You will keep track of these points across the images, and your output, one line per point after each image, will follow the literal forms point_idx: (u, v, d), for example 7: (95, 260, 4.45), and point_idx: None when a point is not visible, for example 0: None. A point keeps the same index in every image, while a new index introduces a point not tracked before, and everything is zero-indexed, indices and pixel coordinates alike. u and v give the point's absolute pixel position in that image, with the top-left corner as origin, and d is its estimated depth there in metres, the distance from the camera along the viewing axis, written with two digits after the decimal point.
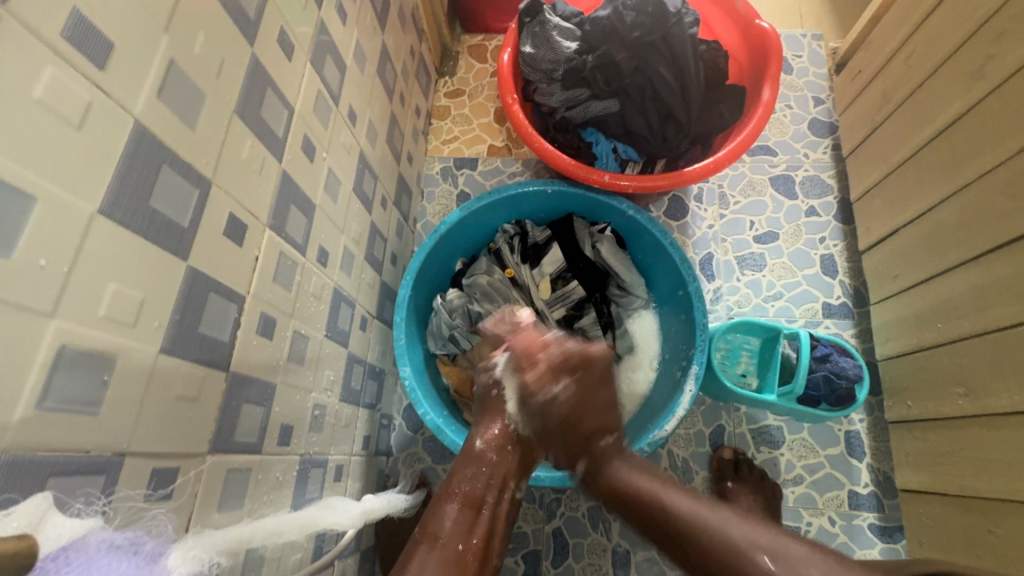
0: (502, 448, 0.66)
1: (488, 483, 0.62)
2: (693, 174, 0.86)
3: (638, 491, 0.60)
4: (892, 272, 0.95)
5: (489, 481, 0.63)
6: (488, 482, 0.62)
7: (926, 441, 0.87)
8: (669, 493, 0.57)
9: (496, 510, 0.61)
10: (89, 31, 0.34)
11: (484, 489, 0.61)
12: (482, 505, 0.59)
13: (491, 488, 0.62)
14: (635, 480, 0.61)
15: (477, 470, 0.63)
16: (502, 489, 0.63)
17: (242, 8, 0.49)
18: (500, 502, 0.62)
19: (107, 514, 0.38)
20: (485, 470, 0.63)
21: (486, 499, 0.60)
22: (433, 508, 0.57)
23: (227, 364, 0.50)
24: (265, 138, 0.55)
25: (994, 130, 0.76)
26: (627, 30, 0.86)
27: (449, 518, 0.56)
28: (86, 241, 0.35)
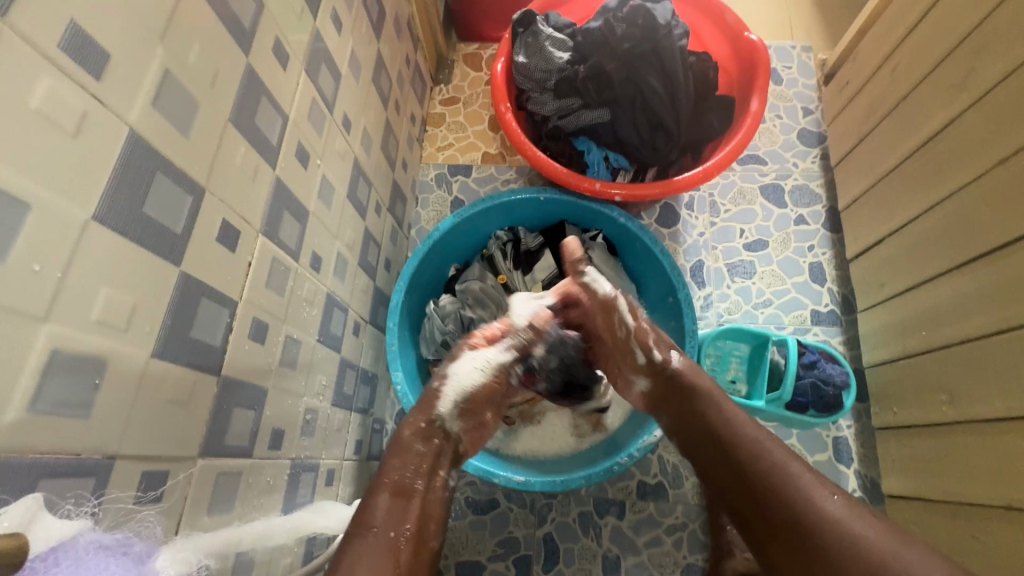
0: (429, 437, 0.68)
1: (418, 471, 0.63)
2: (683, 182, 0.88)
3: (720, 411, 0.66)
4: (878, 280, 0.97)
5: (418, 468, 0.64)
6: (420, 468, 0.64)
7: (912, 448, 0.88)
8: (747, 424, 0.64)
9: (427, 496, 0.63)
10: (86, 42, 0.35)
11: (415, 476, 0.63)
12: (411, 493, 0.61)
13: (422, 474, 0.64)
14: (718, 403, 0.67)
15: (407, 458, 0.64)
16: (433, 474, 0.66)
17: (237, 19, 0.51)
18: (433, 487, 0.64)
19: (96, 516, 0.38)
20: (415, 458, 0.65)
21: (417, 486, 0.62)
22: (365, 499, 0.59)
23: (218, 368, 0.50)
24: (259, 145, 0.56)
25: (975, 142, 0.78)
26: (617, 41, 0.88)
27: (381, 508, 0.58)
28: (79, 247, 0.36)
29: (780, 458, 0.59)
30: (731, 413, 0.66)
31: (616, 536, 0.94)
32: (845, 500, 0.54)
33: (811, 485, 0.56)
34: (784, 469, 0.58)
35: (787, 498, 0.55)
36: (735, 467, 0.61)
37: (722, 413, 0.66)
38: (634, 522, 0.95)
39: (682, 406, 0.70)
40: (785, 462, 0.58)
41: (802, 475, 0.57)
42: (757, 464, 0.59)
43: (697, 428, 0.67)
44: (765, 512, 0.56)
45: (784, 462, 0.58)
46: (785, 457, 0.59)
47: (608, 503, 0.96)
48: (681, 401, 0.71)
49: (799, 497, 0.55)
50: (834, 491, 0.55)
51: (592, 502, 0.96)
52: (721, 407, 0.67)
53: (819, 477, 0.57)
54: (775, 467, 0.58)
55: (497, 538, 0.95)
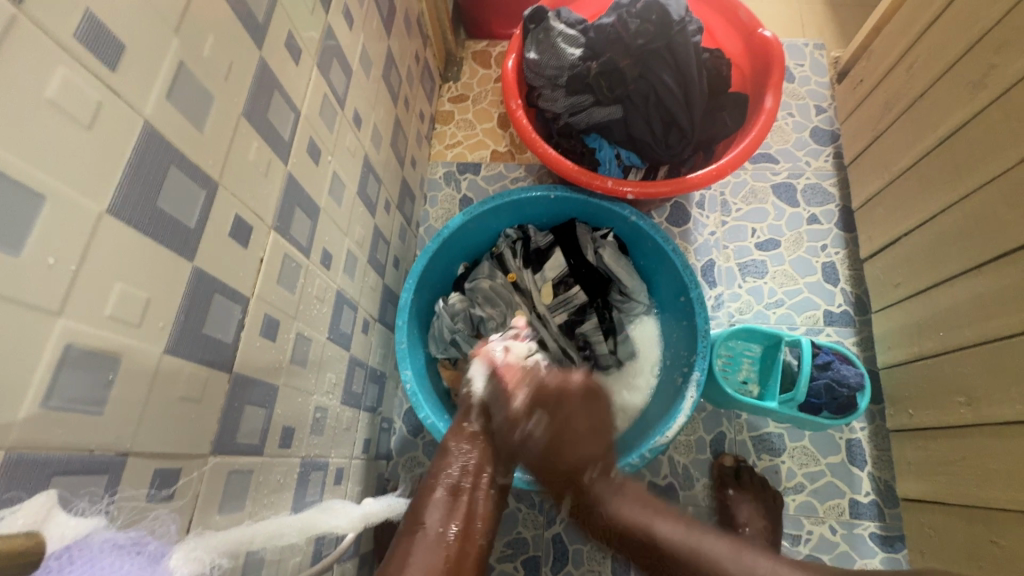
0: (475, 438, 0.74)
1: (463, 471, 0.69)
2: (696, 181, 0.86)
3: (627, 519, 0.64)
4: (894, 280, 0.95)
5: (464, 468, 0.69)
6: (467, 468, 0.69)
7: (928, 451, 0.87)
8: (653, 521, 0.62)
9: (474, 494, 0.67)
10: (101, 32, 0.35)
11: (462, 477, 0.68)
12: (460, 492, 0.66)
13: (468, 473, 0.69)
14: (622, 512, 0.65)
15: (453, 458, 0.71)
16: (480, 474, 0.70)
17: (251, 12, 0.50)
18: (479, 486, 0.68)
19: (111, 513, 0.38)
20: (464, 458, 0.71)
21: (463, 484, 0.67)
22: (422, 498, 0.64)
23: (230, 365, 0.50)
24: (271, 141, 0.55)
25: (996, 141, 0.76)
26: (631, 38, 0.87)
27: (432, 506, 0.63)
28: (93, 240, 0.35)
29: (700, 542, 0.58)
30: (634, 516, 0.64)
31: None
32: (774, 572, 0.54)
33: (745, 565, 0.55)
34: (713, 559, 0.56)
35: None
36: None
37: (623, 523, 0.63)
38: None
39: (602, 527, 0.67)
40: (709, 549, 0.57)
41: (728, 558, 0.56)
42: (682, 565, 0.57)
43: (623, 549, 0.63)
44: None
45: (705, 551, 0.57)
46: (703, 541, 0.58)
47: None
48: (601, 527, 0.67)
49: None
50: (767, 564, 0.55)
51: None
52: (623, 514, 0.64)
53: (743, 552, 0.56)
54: (698, 558, 0.57)
55: (505, 538, 0.94)
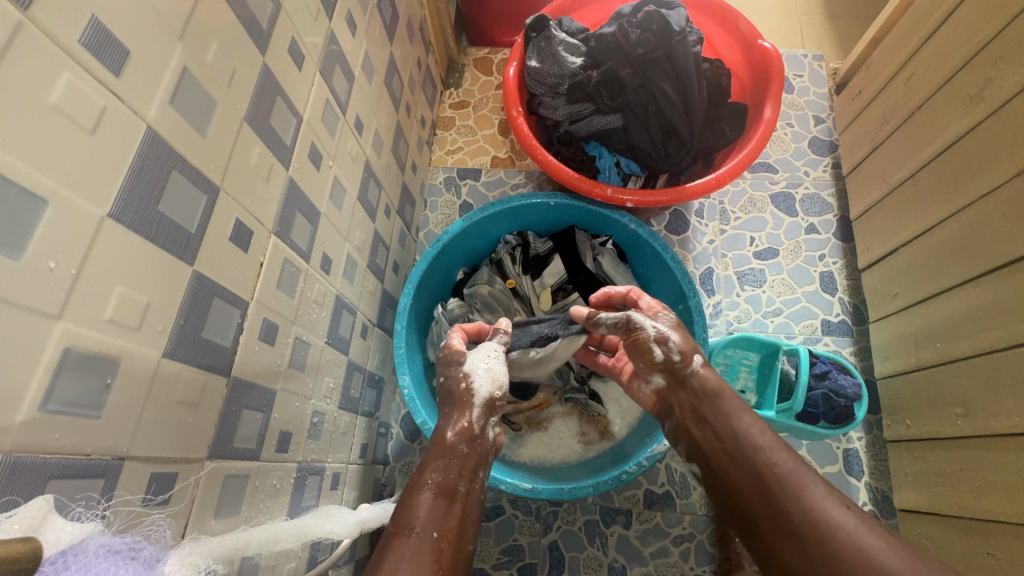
0: (473, 439, 0.67)
1: (459, 473, 0.63)
2: (695, 190, 0.87)
3: (737, 427, 0.62)
4: (892, 290, 0.96)
5: (458, 471, 0.64)
6: (461, 472, 0.64)
7: (928, 462, 0.86)
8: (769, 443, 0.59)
9: (468, 500, 0.62)
10: (106, 37, 0.35)
11: (457, 480, 0.63)
12: (454, 497, 0.61)
13: (464, 477, 0.63)
14: (739, 419, 0.63)
15: (448, 461, 0.64)
16: (475, 477, 0.64)
17: (255, 18, 0.50)
18: (473, 490, 0.63)
19: (107, 518, 0.38)
20: (458, 461, 0.65)
21: (459, 489, 0.62)
22: (408, 499, 0.59)
23: (228, 369, 0.50)
24: (273, 145, 0.56)
25: (993, 153, 0.77)
26: (631, 48, 0.88)
27: (423, 508, 0.58)
28: (95, 245, 0.35)
29: (797, 472, 0.55)
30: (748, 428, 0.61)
31: (623, 545, 0.93)
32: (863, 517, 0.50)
33: (826, 499, 0.52)
34: (799, 483, 0.54)
35: (801, 514, 0.52)
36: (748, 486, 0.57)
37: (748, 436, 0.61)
38: (641, 532, 0.94)
39: (700, 424, 0.66)
40: (799, 472, 0.55)
41: (815, 488, 0.53)
42: (769, 479, 0.56)
43: (715, 453, 0.63)
44: (779, 531, 0.53)
45: (797, 474, 0.55)
46: (797, 466, 0.56)
47: (615, 512, 0.95)
48: (700, 418, 0.66)
49: (815, 516, 0.51)
50: (850, 504, 0.51)
51: (598, 511, 0.95)
52: (742, 423, 0.62)
53: (831, 488, 0.53)
54: (787, 481, 0.55)
55: (501, 545, 0.94)
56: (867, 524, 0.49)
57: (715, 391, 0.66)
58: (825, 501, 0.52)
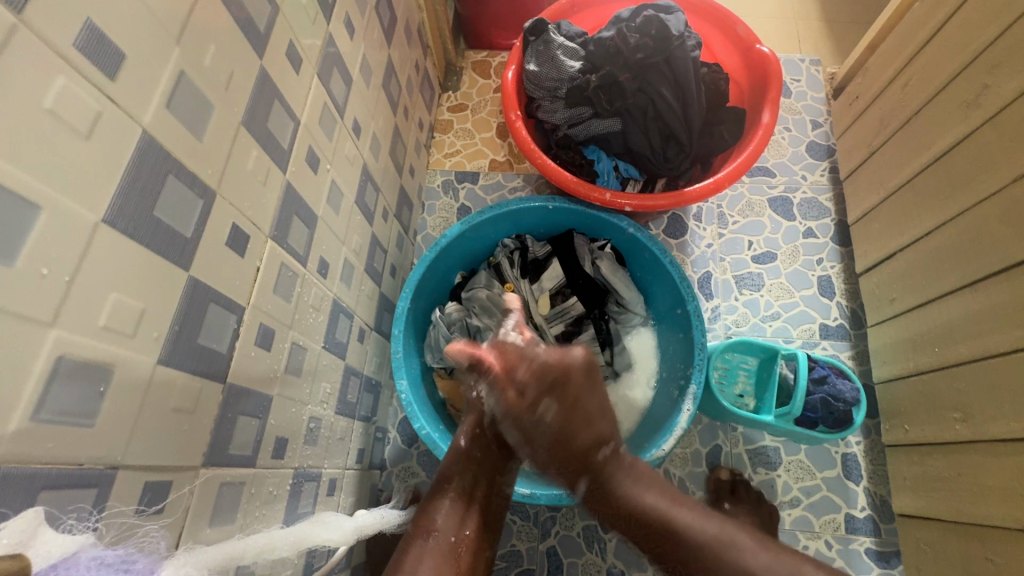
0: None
1: (477, 480, 0.70)
2: (693, 195, 0.87)
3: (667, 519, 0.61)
4: (889, 295, 0.96)
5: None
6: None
7: (924, 466, 0.87)
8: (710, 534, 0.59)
9: (485, 504, 0.69)
10: (101, 41, 0.35)
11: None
12: (473, 500, 0.68)
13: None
14: (661, 506, 0.62)
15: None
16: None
17: (253, 21, 0.50)
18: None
19: (98, 530, 0.37)
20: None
21: (477, 494, 0.69)
22: (428, 504, 0.67)
23: (224, 375, 0.49)
24: (270, 149, 0.55)
25: (990, 159, 0.77)
26: (630, 52, 0.88)
27: (442, 511, 0.65)
28: (90, 250, 0.35)
29: (727, 548, 0.57)
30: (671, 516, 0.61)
31: (622, 551, 0.93)
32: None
33: (762, 573, 0.55)
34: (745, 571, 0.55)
35: None
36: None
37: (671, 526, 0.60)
38: None
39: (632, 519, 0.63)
40: (743, 559, 0.56)
41: (752, 563, 0.56)
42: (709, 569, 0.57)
43: (652, 547, 0.61)
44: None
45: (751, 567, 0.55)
46: (750, 548, 0.57)
47: None
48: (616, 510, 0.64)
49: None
50: (781, 573, 0.55)
51: (597, 516, 0.94)
52: (667, 514, 0.61)
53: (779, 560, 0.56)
54: (730, 567, 0.56)
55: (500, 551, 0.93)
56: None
57: (642, 471, 0.66)
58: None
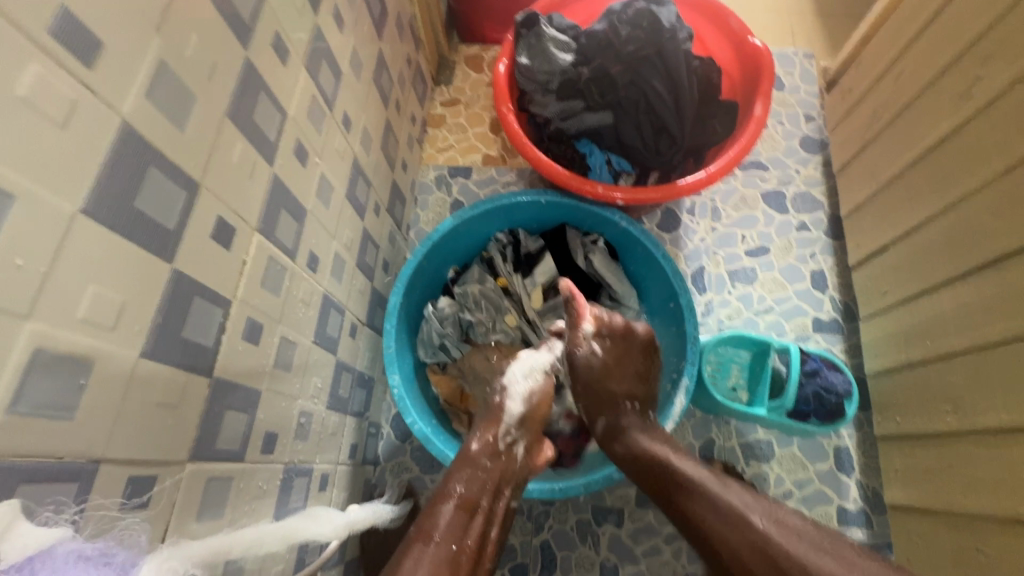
0: (497, 454, 0.69)
1: (483, 487, 0.64)
2: (685, 188, 0.87)
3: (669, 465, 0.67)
4: (881, 288, 0.96)
5: (483, 485, 0.65)
6: (484, 487, 0.64)
7: (917, 458, 0.87)
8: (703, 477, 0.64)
9: (489, 517, 0.63)
10: (77, 28, 0.34)
11: (480, 494, 0.63)
12: (476, 510, 0.61)
13: (486, 493, 0.64)
14: (668, 455, 0.68)
15: (472, 472, 0.65)
16: (497, 496, 0.66)
17: (236, 11, 0.49)
18: (495, 509, 0.65)
19: (79, 523, 0.37)
20: (483, 475, 0.66)
21: (481, 503, 0.63)
22: (430, 508, 0.59)
23: (210, 369, 0.49)
24: (257, 142, 0.54)
25: (981, 151, 0.77)
26: (621, 44, 0.88)
27: (443, 517, 0.58)
28: (67, 241, 0.34)
29: (720, 493, 0.61)
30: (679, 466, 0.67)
31: (615, 545, 0.93)
32: (771, 519, 0.56)
33: (748, 513, 0.57)
34: (730, 511, 0.58)
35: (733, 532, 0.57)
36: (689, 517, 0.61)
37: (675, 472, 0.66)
38: (633, 530, 0.93)
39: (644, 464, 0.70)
40: (732, 502, 0.59)
41: (737, 503, 0.59)
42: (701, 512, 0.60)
43: (660, 493, 0.66)
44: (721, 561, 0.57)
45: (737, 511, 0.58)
46: (735, 493, 0.60)
47: (607, 511, 0.94)
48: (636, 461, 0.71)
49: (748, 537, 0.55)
50: (766, 514, 0.57)
51: (590, 510, 0.94)
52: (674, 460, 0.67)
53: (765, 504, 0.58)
54: (719, 508, 0.59)
55: None
56: (779, 527, 0.55)
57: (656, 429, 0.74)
58: (747, 514, 0.57)
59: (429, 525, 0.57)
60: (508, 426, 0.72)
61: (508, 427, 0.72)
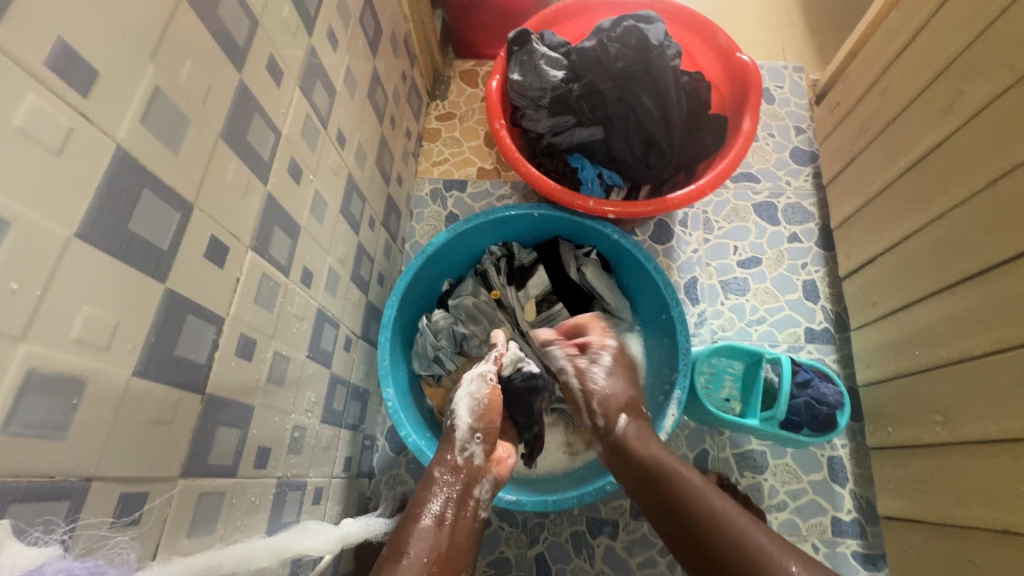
0: (458, 468, 0.72)
1: (447, 499, 0.67)
2: (675, 202, 0.88)
3: (685, 483, 0.65)
4: (871, 299, 0.96)
5: (448, 497, 0.68)
6: (448, 499, 0.68)
7: (908, 468, 0.87)
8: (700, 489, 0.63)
9: (456, 527, 0.65)
10: (73, 57, 0.35)
11: (445, 506, 0.67)
12: (441, 522, 0.64)
13: (451, 503, 0.67)
14: (685, 476, 0.65)
15: (437, 487, 0.69)
16: (463, 505, 0.68)
17: (230, 35, 0.51)
18: (461, 517, 0.67)
19: (69, 541, 0.37)
20: (448, 488, 0.69)
21: (447, 515, 0.65)
22: (405, 525, 0.63)
23: (203, 386, 0.50)
24: (250, 162, 0.56)
25: (964, 164, 0.78)
26: (610, 61, 0.89)
27: (415, 536, 0.61)
28: (61, 264, 0.35)
29: (714, 502, 0.61)
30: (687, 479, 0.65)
31: (610, 557, 0.93)
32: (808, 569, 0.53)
33: (779, 556, 0.54)
34: (742, 535, 0.57)
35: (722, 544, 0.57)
36: (693, 532, 0.60)
37: (686, 482, 0.64)
38: (627, 542, 0.93)
39: (648, 480, 0.68)
40: (747, 532, 0.57)
41: (765, 546, 0.55)
42: (707, 526, 0.59)
43: (637, 482, 0.70)
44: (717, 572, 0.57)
45: (746, 532, 0.57)
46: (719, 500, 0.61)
47: (601, 523, 0.94)
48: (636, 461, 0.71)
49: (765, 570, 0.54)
50: (798, 559, 0.54)
51: (585, 522, 0.95)
52: (690, 484, 0.64)
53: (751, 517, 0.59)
54: (732, 532, 0.58)
55: (488, 558, 0.93)
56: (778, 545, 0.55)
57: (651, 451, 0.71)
58: (779, 556, 0.54)
59: (401, 544, 0.60)
60: (465, 439, 0.75)
61: (465, 436, 0.75)
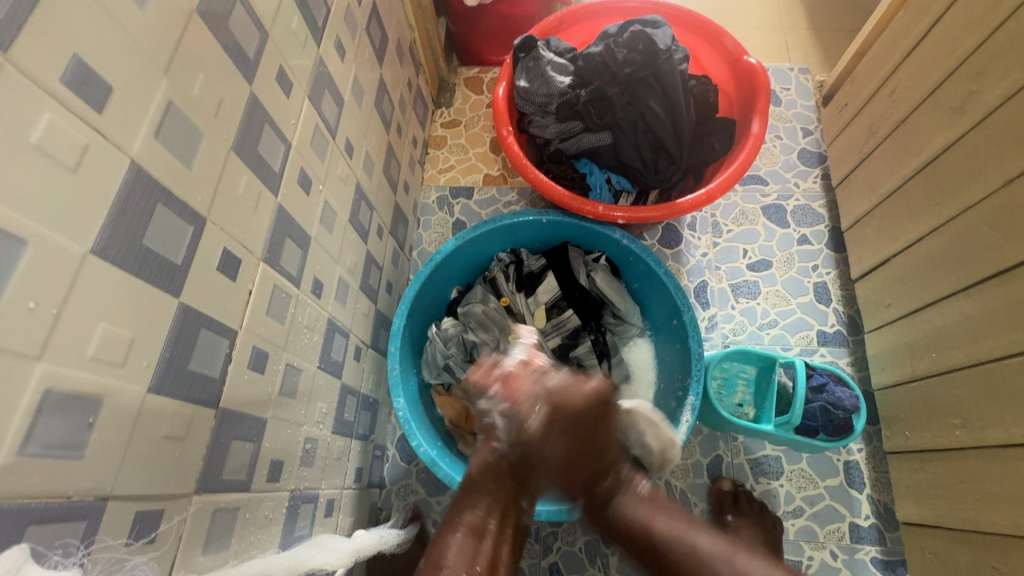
0: (497, 471, 0.67)
1: (489, 510, 0.64)
2: (685, 206, 0.87)
3: (654, 530, 0.65)
4: (885, 300, 0.95)
5: (490, 508, 0.64)
6: (491, 508, 0.64)
7: (932, 473, 0.85)
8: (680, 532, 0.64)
9: (499, 538, 0.63)
10: (88, 75, 0.35)
11: (485, 517, 0.63)
12: (485, 534, 0.61)
13: (494, 513, 0.64)
14: (677, 531, 0.64)
15: (477, 498, 0.65)
16: (506, 515, 0.65)
17: (241, 48, 0.51)
18: (505, 527, 0.64)
19: (86, 565, 0.37)
20: (487, 496, 0.65)
21: (489, 526, 0.62)
22: (439, 538, 0.61)
23: (217, 401, 0.49)
24: (261, 174, 0.55)
25: (978, 164, 0.77)
26: (618, 66, 0.88)
27: (453, 548, 0.59)
28: (76, 283, 0.35)
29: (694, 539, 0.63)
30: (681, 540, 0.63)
31: (624, 565, 0.91)
32: None
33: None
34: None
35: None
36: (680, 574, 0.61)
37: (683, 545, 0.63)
38: None
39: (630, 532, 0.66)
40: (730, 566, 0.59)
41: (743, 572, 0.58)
42: None
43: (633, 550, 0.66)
44: None
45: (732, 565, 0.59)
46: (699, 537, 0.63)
47: None
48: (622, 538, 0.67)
49: None
50: None
51: None
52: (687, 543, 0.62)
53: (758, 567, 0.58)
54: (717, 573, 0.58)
55: None
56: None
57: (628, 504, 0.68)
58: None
59: (440, 557, 0.58)
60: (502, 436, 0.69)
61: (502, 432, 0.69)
